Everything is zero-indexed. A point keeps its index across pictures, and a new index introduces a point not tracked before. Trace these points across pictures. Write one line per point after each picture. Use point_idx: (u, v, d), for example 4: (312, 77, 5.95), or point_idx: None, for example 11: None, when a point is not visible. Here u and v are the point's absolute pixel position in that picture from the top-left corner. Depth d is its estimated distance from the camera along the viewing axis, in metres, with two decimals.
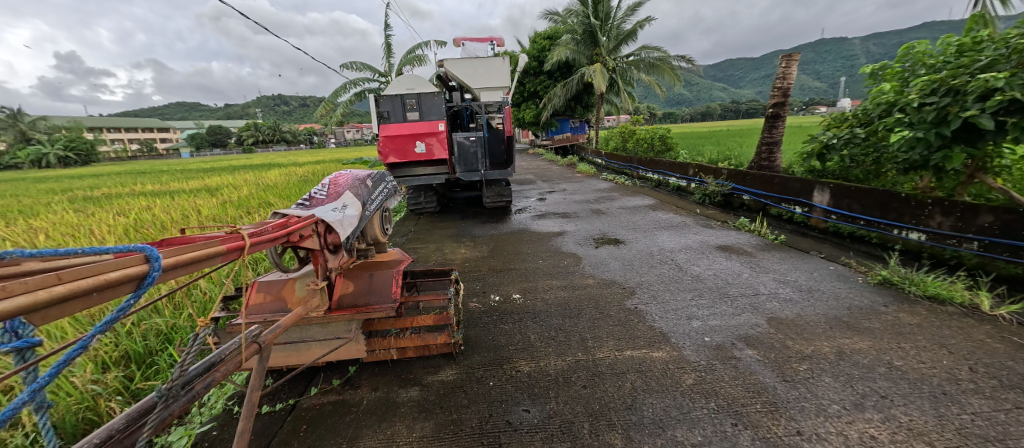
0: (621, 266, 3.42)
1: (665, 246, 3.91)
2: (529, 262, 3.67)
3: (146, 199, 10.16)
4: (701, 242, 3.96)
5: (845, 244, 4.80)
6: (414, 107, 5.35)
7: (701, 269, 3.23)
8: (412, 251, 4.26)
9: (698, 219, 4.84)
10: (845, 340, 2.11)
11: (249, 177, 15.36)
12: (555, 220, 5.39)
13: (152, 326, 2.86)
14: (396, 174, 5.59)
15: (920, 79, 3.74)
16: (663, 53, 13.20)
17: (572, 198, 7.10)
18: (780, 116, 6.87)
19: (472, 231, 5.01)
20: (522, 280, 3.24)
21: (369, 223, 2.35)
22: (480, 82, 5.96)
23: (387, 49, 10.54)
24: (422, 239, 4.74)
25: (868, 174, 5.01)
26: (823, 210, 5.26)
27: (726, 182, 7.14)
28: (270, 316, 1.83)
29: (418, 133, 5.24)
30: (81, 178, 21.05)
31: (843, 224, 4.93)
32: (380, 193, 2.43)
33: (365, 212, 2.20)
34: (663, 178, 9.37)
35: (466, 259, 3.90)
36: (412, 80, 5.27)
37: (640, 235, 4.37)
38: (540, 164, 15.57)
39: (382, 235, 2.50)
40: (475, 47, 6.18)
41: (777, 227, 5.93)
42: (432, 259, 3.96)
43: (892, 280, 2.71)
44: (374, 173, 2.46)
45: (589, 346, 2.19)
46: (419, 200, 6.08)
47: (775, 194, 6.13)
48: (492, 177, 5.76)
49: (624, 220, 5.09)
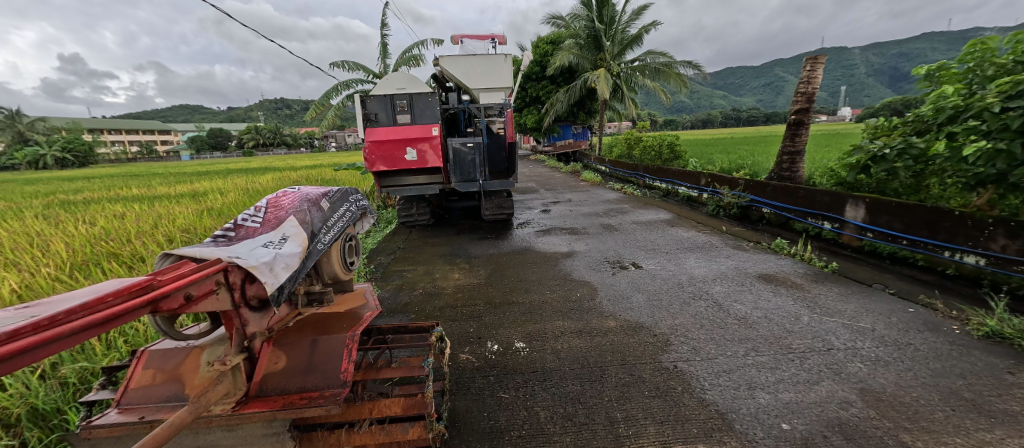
0: (647, 302, 2.81)
1: (695, 273, 3.31)
2: (534, 293, 3.08)
3: (126, 205, 9.59)
4: (737, 270, 3.35)
5: (884, 265, 4.24)
6: (405, 108, 4.78)
7: (747, 308, 2.62)
8: (396, 275, 3.65)
9: (726, 239, 4.24)
10: (985, 436, 1.50)
11: (240, 182, 14.76)
12: (561, 237, 4.79)
13: (61, 375, 2.24)
14: (385, 183, 4.99)
15: (1000, 79, 3.14)
16: (670, 59, 12.70)
17: (578, 210, 6.52)
18: (803, 123, 6.32)
19: (468, 249, 4.42)
20: (524, 320, 2.62)
21: (326, 258, 1.77)
22: (480, 81, 5.36)
23: (382, 50, 9.97)
24: (410, 260, 4.13)
25: (912, 188, 4.43)
26: (857, 227, 4.67)
27: (744, 194, 6.54)
28: (153, 411, 1.21)
29: (409, 138, 4.66)
30: (70, 181, 20.48)
31: (882, 243, 4.36)
32: (346, 216, 1.85)
33: (318, 246, 1.63)
34: (672, 187, 8.80)
35: (459, 288, 3.29)
36: (404, 79, 4.72)
37: (661, 257, 3.77)
38: (541, 172, 14.92)
39: (348, 271, 1.92)
40: (474, 44, 5.60)
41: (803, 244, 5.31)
42: (418, 288, 3.35)
43: (1004, 334, 2.10)
44: (338, 189, 1.88)
45: (622, 435, 1.58)
46: (412, 211, 5.52)
47: (799, 209, 5.52)
48: (492, 188, 5.18)
49: (639, 239, 4.50)
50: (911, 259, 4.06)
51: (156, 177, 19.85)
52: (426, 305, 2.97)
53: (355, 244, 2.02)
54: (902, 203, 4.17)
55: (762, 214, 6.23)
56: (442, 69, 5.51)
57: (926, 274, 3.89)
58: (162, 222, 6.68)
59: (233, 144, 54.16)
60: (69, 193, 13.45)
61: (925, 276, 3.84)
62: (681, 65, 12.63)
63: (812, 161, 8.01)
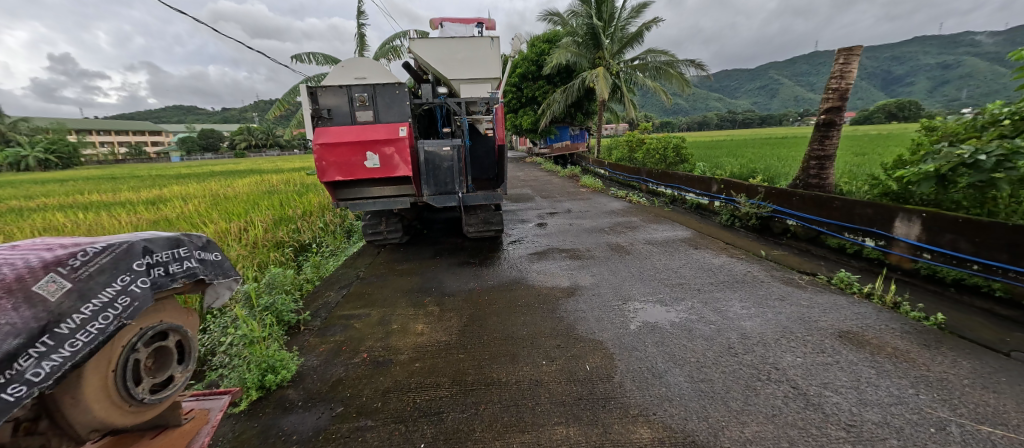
0: (691, 385, 1.88)
1: (748, 330, 2.37)
2: (516, 366, 2.12)
3: (73, 214, 8.56)
4: (803, 323, 2.42)
5: (947, 294, 3.29)
6: (365, 103, 3.87)
7: (850, 404, 1.70)
8: (339, 327, 2.67)
9: (772, 271, 3.32)
10: None
11: (217, 186, 13.80)
12: (560, 263, 3.86)
13: None
14: (343, 196, 4.01)
15: None
16: (672, 57, 11.83)
17: (580, 224, 5.60)
18: (835, 123, 5.41)
19: (442, 281, 3.48)
20: (505, 427, 1.67)
21: (71, 399, 0.84)
22: (460, 71, 4.40)
23: (359, 42, 8.99)
24: (366, 299, 3.17)
25: (977, 201, 3.51)
26: (910, 245, 3.72)
27: (765, 203, 5.53)
28: None
29: (369, 140, 3.64)
30: (40, 183, 19.38)
31: (943, 267, 3.42)
32: (125, 305, 0.88)
33: (11, 393, 0.71)
34: (679, 194, 7.88)
35: (420, 350, 2.35)
36: (366, 67, 3.87)
37: (693, 299, 2.84)
38: (539, 176, 14.04)
39: (150, 402, 0.97)
40: (455, 28, 4.59)
41: (835, 262, 4.29)
42: (361, 350, 2.37)
43: None
44: (113, 244, 0.90)
45: None
46: (380, 228, 4.58)
47: (834, 222, 4.54)
48: (474, 201, 4.25)
49: (656, 267, 3.58)
50: (985, 289, 3.12)
51: (134, 180, 18.79)
52: (362, 387, 2.00)
53: (182, 339, 1.08)
54: (974, 219, 3.23)
55: (786, 227, 5.21)
56: (415, 58, 4.58)
57: (1007, 308, 2.96)
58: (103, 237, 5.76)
59: (226, 145, 53.05)
60: (29, 198, 12.41)
61: (1007, 311, 2.92)
62: (683, 65, 11.77)
63: (839, 167, 7.13)
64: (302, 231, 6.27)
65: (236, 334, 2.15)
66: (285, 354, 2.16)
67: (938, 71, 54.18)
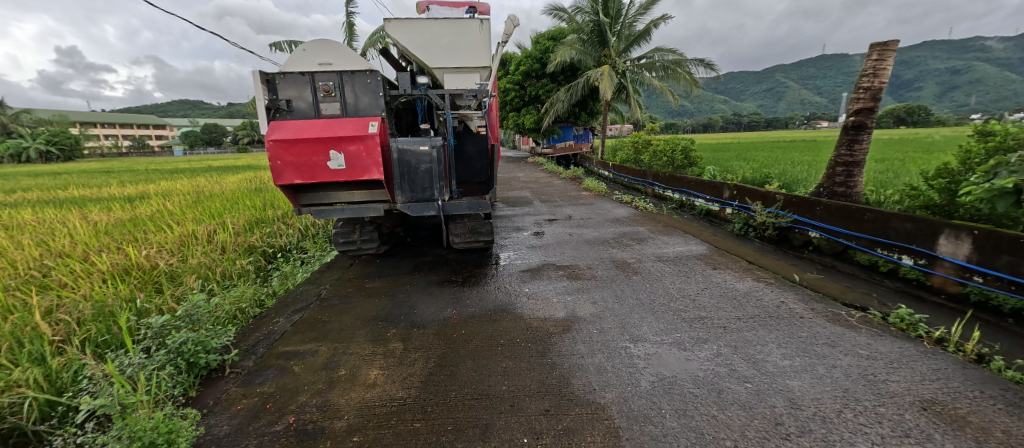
0: None
1: (796, 394, 1.80)
2: (485, 445, 1.56)
3: (43, 210, 8.05)
4: (866, 385, 1.86)
5: (1003, 325, 2.67)
6: (331, 93, 3.32)
7: None
8: (273, 370, 2.14)
9: (810, 303, 2.75)
10: None
11: (207, 182, 13.28)
12: (555, 284, 3.29)
13: None
14: (308, 201, 3.47)
15: None
16: (680, 55, 11.23)
17: (581, 234, 5.03)
18: (865, 126, 4.79)
19: (414, 305, 2.94)
20: None
21: None
22: (443, 59, 3.84)
23: (348, 31, 8.40)
24: (318, 329, 2.63)
25: None
26: (958, 267, 3.08)
27: (783, 211, 4.88)
28: None
29: (331, 137, 3.08)
30: (31, 176, 18.98)
31: (1000, 294, 2.80)
32: None
33: None
34: (688, 200, 7.27)
35: (362, 412, 1.78)
36: (329, 49, 3.28)
37: (718, 342, 2.28)
38: (540, 177, 13.44)
39: None
40: (441, 11, 3.87)
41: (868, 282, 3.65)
42: (289, 411, 1.81)
43: None
44: None
45: None
46: (353, 237, 4.02)
47: (865, 235, 3.89)
48: (458, 209, 3.69)
49: (667, 294, 3.00)
50: None
51: (127, 174, 18.31)
52: None
53: None
54: None
55: (808, 239, 4.56)
56: (394, 45, 4.03)
57: None
58: (60, 238, 5.24)
59: (228, 140, 52.82)
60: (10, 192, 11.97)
61: None
62: (693, 64, 11.16)
63: (866, 175, 6.50)
64: (277, 235, 5.74)
65: (106, 395, 1.60)
66: (176, 421, 1.61)
67: (952, 74, 52.95)
